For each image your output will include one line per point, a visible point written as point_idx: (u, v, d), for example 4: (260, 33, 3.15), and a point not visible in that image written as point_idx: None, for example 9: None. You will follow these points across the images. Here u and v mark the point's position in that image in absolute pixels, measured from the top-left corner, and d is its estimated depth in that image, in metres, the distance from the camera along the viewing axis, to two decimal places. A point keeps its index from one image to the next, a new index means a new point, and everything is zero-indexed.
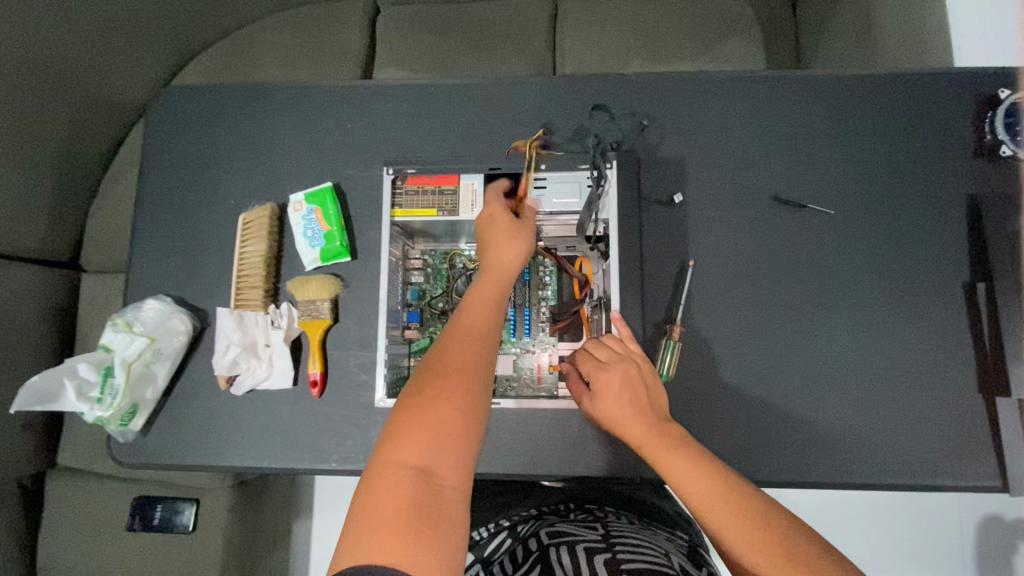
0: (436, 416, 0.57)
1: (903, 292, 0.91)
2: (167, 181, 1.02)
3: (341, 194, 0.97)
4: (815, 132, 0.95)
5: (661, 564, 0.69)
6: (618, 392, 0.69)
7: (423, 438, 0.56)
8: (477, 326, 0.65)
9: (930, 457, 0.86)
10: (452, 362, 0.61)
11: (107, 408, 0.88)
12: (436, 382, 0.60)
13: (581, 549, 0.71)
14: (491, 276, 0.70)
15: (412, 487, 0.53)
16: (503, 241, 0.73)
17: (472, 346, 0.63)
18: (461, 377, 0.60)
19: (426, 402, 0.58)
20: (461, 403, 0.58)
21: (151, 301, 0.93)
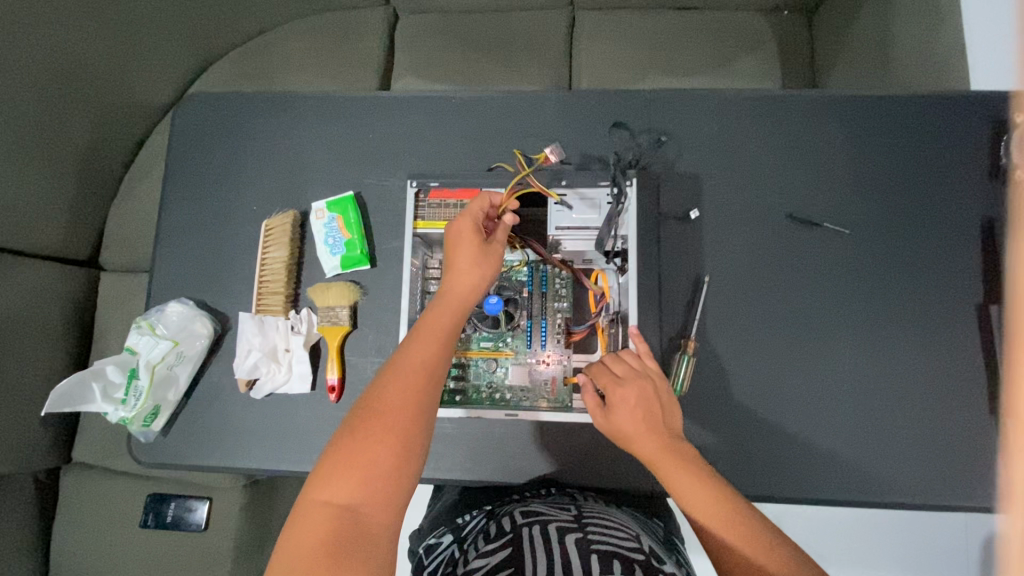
0: (367, 455, 0.60)
1: (917, 312, 0.91)
2: (192, 186, 1.04)
3: (361, 202, 0.99)
4: (831, 151, 0.96)
5: (632, 547, 0.68)
6: (632, 408, 0.70)
7: (353, 477, 0.59)
8: (423, 360, 0.68)
9: (940, 478, 0.86)
10: (391, 399, 0.64)
11: (130, 409, 0.90)
12: (372, 420, 0.62)
13: (553, 531, 0.70)
14: (445, 306, 0.73)
15: (334, 526, 0.56)
16: (462, 269, 0.75)
17: (415, 381, 0.66)
18: (398, 415, 0.63)
19: (360, 439, 0.61)
20: (394, 441, 0.61)
21: (174, 305, 0.96)
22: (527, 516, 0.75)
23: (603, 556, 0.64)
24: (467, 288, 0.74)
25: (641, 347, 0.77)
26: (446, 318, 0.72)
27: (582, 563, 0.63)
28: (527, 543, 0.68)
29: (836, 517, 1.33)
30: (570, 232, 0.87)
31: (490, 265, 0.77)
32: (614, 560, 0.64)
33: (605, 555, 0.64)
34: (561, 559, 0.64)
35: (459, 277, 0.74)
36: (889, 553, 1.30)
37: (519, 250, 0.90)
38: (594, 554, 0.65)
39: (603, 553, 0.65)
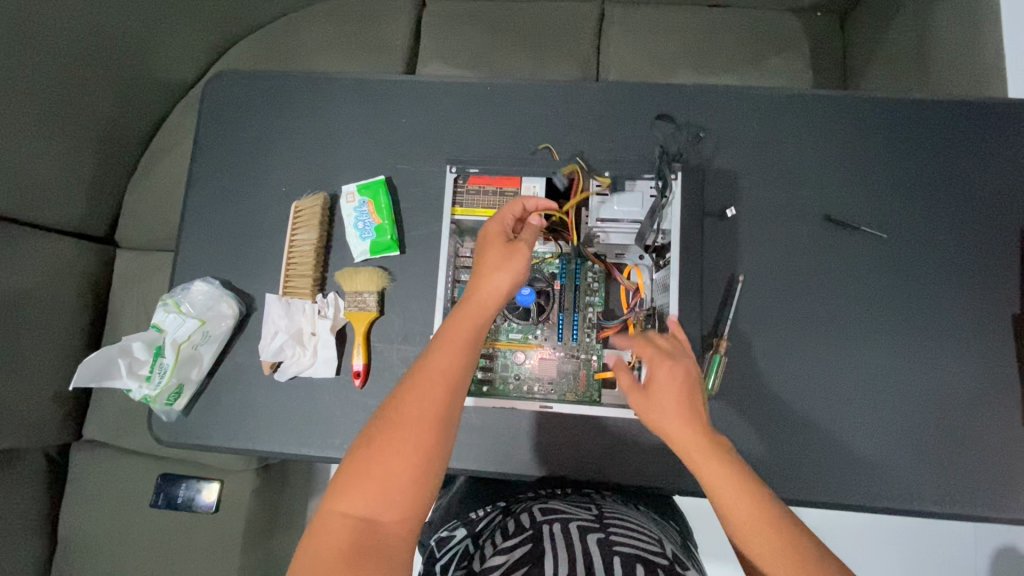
0: (383, 469, 0.57)
1: (953, 320, 0.90)
2: (220, 164, 1.02)
3: (392, 187, 0.97)
4: (870, 155, 0.95)
5: (655, 550, 0.66)
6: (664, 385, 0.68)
7: (371, 489, 0.56)
8: (445, 367, 0.62)
9: (971, 488, 0.85)
10: (409, 409, 0.60)
11: (154, 387, 0.89)
12: (389, 431, 0.59)
13: (575, 528, 0.68)
14: (471, 306, 0.67)
15: (352, 539, 0.54)
16: (491, 266, 0.69)
17: (434, 391, 0.61)
18: (416, 428, 0.59)
19: (377, 451, 0.58)
20: (413, 455, 0.58)
21: (200, 284, 0.94)
22: (546, 513, 0.72)
23: (626, 555, 0.62)
24: (494, 290, 0.67)
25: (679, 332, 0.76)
26: (470, 320, 0.66)
27: (606, 562, 0.60)
28: (547, 539, 0.65)
29: (849, 524, 1.32)
30: (609, 224, 0.86)
31: (524, 266, 0.69)
32: (638, 562, 0.61)
33: (628, 555, 0.62)
34: (584, 558, 0.61)
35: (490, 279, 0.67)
36: (902, 561, 1.29)
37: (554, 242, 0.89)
38: (618, 555, 0.62)
39: (625, 553, 0.62)
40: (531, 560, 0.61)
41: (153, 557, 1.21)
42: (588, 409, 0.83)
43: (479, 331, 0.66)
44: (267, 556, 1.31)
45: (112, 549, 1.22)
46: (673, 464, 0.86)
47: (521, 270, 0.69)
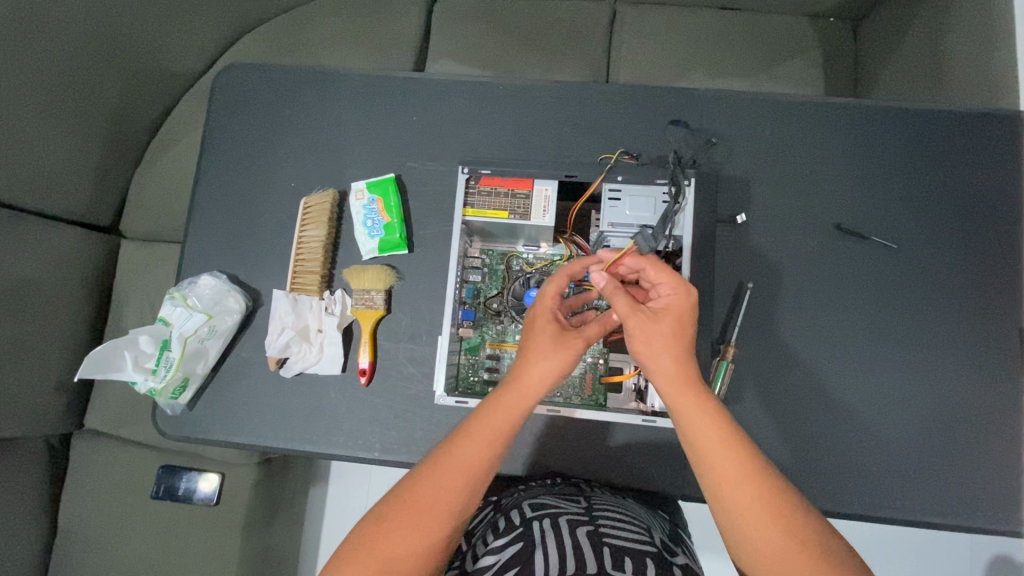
0: (388, 553, 0.56)
1: (959, 332, 0.90)
2: (229, 158, 1.02)
3: (401, 185, 0.97)
4: (882, 164, 0.94)
5: (645, 541, 0.65)
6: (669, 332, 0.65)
7: (370, 567, 0.55)
8: (467, 461, 0.60)
9: (973, 499, 0.85)
10: (422, 499, 0.58)
11: (160, 380, 0.89)
12: (398, 514, 0.57)
13: (565, 524, 0.66)
14: (505, 396, 0.64)
15: None
16: (539, 352, 0.66)
17: (457, 483, 0.59)
18: (428, 520, 0.57)
19: (384, 532, 0.57)
20: (419, 545, 0.56)
21: (207, 278, 0.94)
22: (536, 508, 0.71)
23: (617, 553, 0.61)
24: (531, 383, 0.64)
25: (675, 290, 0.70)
26: (503, 414, 0.63)
27: (597, 560, 0.61)
28: (539, 539, 0.64)
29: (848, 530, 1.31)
30: (620, 229, 0.85)
31: (570, 360, 0.66)
32: (628, 557, 0.61)
33: (618, 549, 0.62)
34: (576, 555, 0.61)
35: (537, 368, 0.65)
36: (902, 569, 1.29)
37: (563, 244, 0.90)
38: (608, 548, 0.62)
39: (616, 551, 0.62)
40: (523, 566, 0.60)
41: (153, 549, 1.21)
42: (595, 413, 0.83)
43: (510, 427, 0.63)
44: (267, 549, 1.31)
45: (112, 539, 1.22)
46: (677, 470, 0.86)
47: (565, 363, 0.66)
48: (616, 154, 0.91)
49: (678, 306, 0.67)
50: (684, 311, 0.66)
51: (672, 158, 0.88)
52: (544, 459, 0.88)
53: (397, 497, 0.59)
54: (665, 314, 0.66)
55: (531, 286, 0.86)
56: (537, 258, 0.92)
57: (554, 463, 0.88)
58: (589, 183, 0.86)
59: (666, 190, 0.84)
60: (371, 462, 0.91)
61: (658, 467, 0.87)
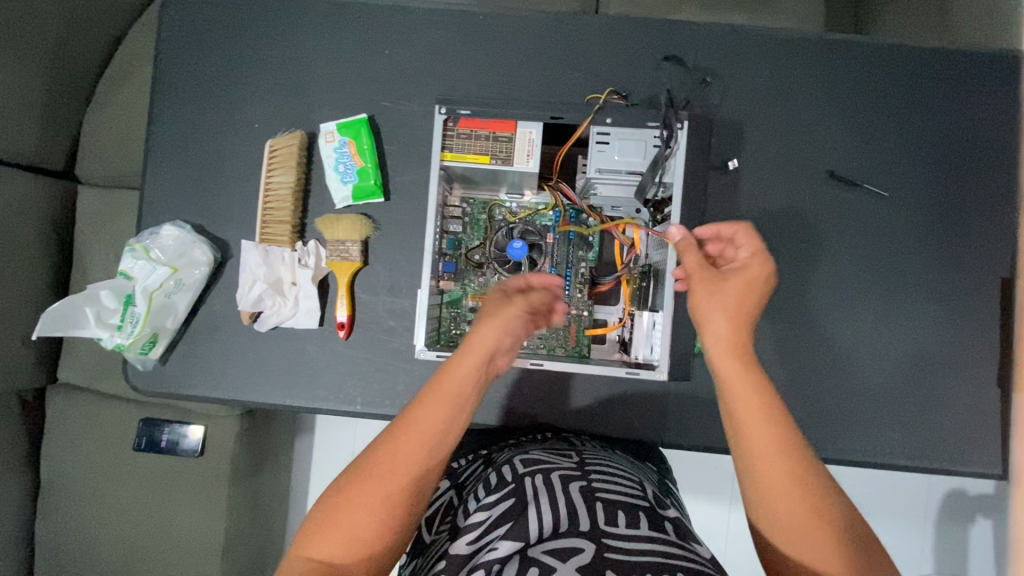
0: (350, 520, 0.55)
1: (945, 281, 0.90)
2: (184, 96, 0.93)
3: (375, 127, 0.91)
4: (881, 107, 0.90)
5: (637, 495, 0.64)
6: (719, 297, 0.63)
7: (336, 534, 0.55)
8: (423, 420, 0.60)
9: (943, 442, 0.88)
10: (382, 465, 0.57)
11: (127, 336, 0.85)
12: (361, 482, 0.57)
13: (557, 478, 0.65)
14: (463, 358, 0.63)
15: None
16: (481, 318, 0.66)
17: (412, 446, 0.58)
18: (390, 486, 0.56)
19: (344, 503, 0.56)
20: (378, 507, 0.56)
21: (169, 228, 0.88)
22: (527, 463, 0.68)
23: (609, 507, 0.60)
24: (484, 344, 0.63)
25: (753, 254, 0.67)
26: (461, 375, 0.62)
27: (590, 510, 0.60)
28: (532, 496, 0.61)
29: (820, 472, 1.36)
30: (608, 177, 0.77)
31: (513, 323, 0.65)
32: (621, 509, 0.60)
33: (610, 501, 0.61)
34: (567, 508, 0.60)
35: (481, 331, 0.64)
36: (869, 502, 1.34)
37: (548, 192, 0.85)
38: (600, 501, 0.61)
39: (608, 503, 0.61)
40: (515, 522, 0.58)
41: (140, 500, 1.22)
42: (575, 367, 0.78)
43: (470, 387, 0.62)
44: (255, 496, 1.32)
45: (98, 490, 1.22)
46: (658, 418, 0.87)
47: (507, 328, 0.65)
48: (606, 95, 0.85)
49: (749, 271, 0.66)
50: (752, 280, 0.65)
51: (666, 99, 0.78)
52: (527, 409, 0.88)
53: (356, 464, 0.59)
54: (730, 274, 0.66)
55: (515, 237, 0.83)
56: (521, 207, 0.88)
57: (537, 412, 0.88)
58: (576, 127, 0.79)
59: (658, 133, 0.75)
60: (354, 415, 0.91)
61: (639, 417, 0.87)
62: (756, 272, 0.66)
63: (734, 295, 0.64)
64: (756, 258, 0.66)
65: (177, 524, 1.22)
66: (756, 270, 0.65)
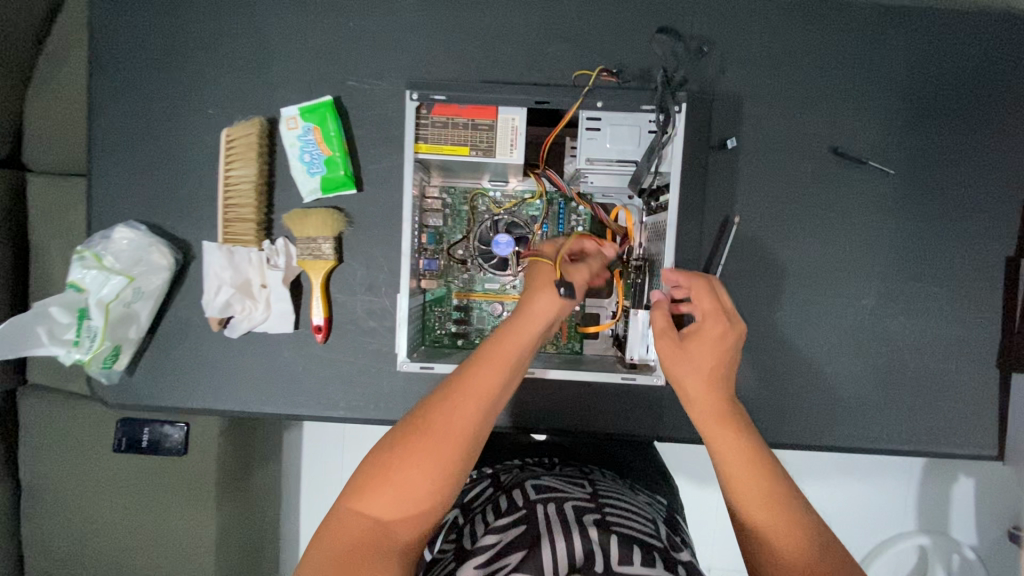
0: (404, 476, 0.50)
1: (949, 262, 0.86)
2: (127, 78, 0.84)
3: (342, 109, 0.82)
4: (890, 75, 0.84)
5: (653, 534, 0.57)
6: (690, 365, 0.62)
7: (390, 493, 0.50)
8: (486, 382, 0.54)
9: (942, 427, 0.86)
10: (438, 421, 0.52)
11: (85, 352, 0.78)
12: (416, 437, 0.52)
13: (570, 509, 0.57)
14: (528, 322, 0.58)
15: (364, 540, 0.49)
16: (547, 281, 0.61)
17: (470, 406, 0.53)
18: (449, 444, 0.51)
19: (397, 458, 0.51)
20: (436, 471, 0.51)
21: (121, 232, 0.81)
22: (539, 489, 0.62)
23: (627, 542, 0.53)
24: (552, 309, 0.58)
25: (708, 309, 0.64)
26: (524, 338, 0.57)
27: (607, 545, 0.52)
28: (545, 527, 0.54)
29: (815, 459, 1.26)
30: (602, 168, 0.71)
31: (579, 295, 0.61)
32: (640, 546, 0.53)
33: (627, 536, 0.54)
34: (583, 543, 0.52)
35: (548, 296, 0.59)
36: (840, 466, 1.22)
37: (534, 178, 0.78)
38: (616, 535, 0.54)
39: (626, 538, 0.53)
40: (529, 552, 0.51)
41: (124, 502, 1.19)
42: (575, 373, 0.74)
43: (529, 350, 0.57)
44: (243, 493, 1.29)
45: (79, 494, 1.19)
46: (654, 413, 0.84)
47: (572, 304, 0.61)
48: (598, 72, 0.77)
49: (707, 332, 0.63)
50: (716, 339, 0.63)
51: (660, 79, 0.70)
52: (519, 408, 0.85)
53: (410, 420, 0.53)
54: (693, 337, 0.64)
55: (500, 231, 0.78)
56: (506, 196, 0.81)
57: (528, 411, 0.85)
58: (564, 112, 0.71)
59: (653, 118, 0.69)
60: (338, 421, 0.87)
61: (634, 412, 0.84)
62: (721, 329, 0.63)
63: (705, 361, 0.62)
64: (716, 316, 0.64)
65: (167, 526, 1.19)
66: (734, 337, 0.63)
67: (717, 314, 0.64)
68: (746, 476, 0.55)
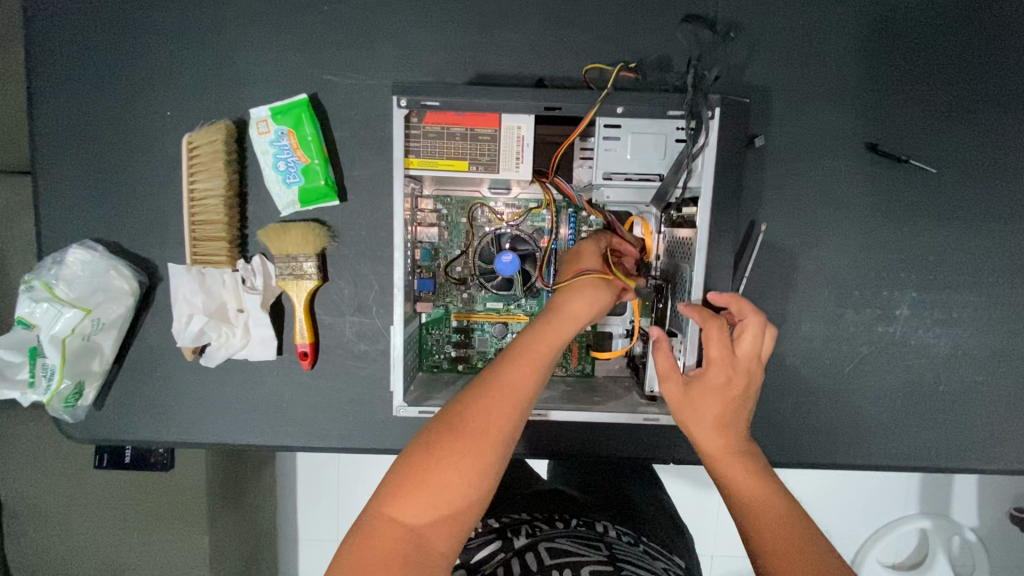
0: (443, 479, 0.43)
1: (990, 268, 0.78)
2: (71, 76, 0.73)
3: (319, 110, 0.73)
4: (936, 61, 0.75)
5: None
6: (698, 418, 0.55)
7: (425, 497, 0.43)
8: (520, 381, 0.48)
9: (972, 443, 0.81)
10: (479, 418, 0.46)
11: (43, 393, 0.70)
12: (455, 435, 0.45)
13: (589, 573, 0.52)
14: (564, 318, 0.53)
15: (399, 552, 0.41)
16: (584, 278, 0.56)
17: (511, 405, 0.47)
18: (491, 443, 0.45)
19: (433, 459, 0.44)
20: (474, 474, 0.44)
21: (73, 256, 0.72)
22: (554, 553, 0.56)
23: None
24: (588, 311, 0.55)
25: (716, 356, 0.55)
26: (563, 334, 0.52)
27: None
28: None
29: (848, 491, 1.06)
30: (623, 181, 0.62)
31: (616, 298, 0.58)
32: None
33: None
34: None
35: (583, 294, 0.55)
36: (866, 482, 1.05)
37: (540, 187, 0.69)
38: None
39: None
40: None
41: None
42: (590, 415, 0.66)
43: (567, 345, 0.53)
44: None
45: None
46: (671, 439, 0.78)
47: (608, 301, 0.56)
48: (614, 67, 0.69)
49: (718, 381, 0.55)
50: (726, 390, 0.55)
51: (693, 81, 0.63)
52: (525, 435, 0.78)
53: (445, 417, 0.47)
54: (703, 386, 0.55)
55: (504, 246, 0.69)
56: (508, 206, 0.72)
57: (536, 438, 0.78)
58: (580, 117, 0.62)
59: (682, 124, 0.61)
60: (329, 452, 0.80)
61: (649, 436, 0.78)
62: (734, 377, 0.55)
63: (717, 414, 0.54)
64: (722, 362, 0.55)
65: None
66: (742, 377, 0.55)
67: (724, 362, 0.55)
68: (779, 544, 0.47)
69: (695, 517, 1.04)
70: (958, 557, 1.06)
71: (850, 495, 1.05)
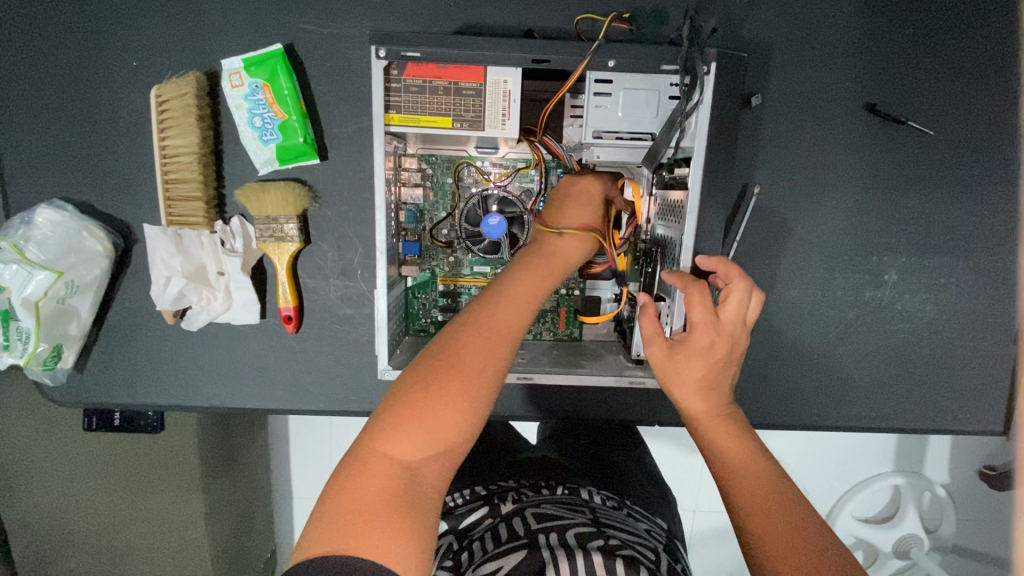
0: (437, 413, 0.42)
1: (982, 233, 0.78)
2: (26, 21, 0.68)
3: (296, 61, 0.69)
4: (941, 16, 0.72)
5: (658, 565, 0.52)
6: (682, 381, 0.54)
7: (419, 430, 0.41)
8: (509, 318, 0.48)
9: (949, 405, 0.83)
10: (472, 353, 0.45)
11: (18, 356, 0.68)
12: (448, 369, 0.44)
13: (574, 536, 0.52)
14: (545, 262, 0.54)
15: (394, 488, 0.39)
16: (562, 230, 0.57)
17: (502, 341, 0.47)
18: (484, 378, 0.44)
19: (426, 395, 0.43)
20: (467, 408, 0.43)
21: (41, 215, 0.69)
22: (541, 519, 0.57)
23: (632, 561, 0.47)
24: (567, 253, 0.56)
25: (699, 318, 0.55)
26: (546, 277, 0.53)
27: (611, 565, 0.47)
28: (546, 549, 0.49)
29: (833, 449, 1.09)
30: (613, 141, 0.60)
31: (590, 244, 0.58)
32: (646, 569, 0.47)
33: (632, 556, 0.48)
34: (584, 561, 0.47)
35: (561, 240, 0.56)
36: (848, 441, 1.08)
37: (528, 147, 0.66)
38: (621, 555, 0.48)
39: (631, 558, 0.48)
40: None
41: None
42: (578, 377, 0.66)
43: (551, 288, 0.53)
44: None
45: None
46: (657, 400, 0.79)
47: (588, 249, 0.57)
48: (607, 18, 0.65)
49: (701, 344, 0.54)
50: (709, 352, 0.54)
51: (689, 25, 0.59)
52: (512, 397, 0.79)
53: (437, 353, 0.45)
54: (686, 347, 0.55)
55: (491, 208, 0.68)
56: (495, 166, 0.70)
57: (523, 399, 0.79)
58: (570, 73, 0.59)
59: (676, 80, 0.58)
60: (317, 414, 0.80)
61: (635, 398, 0.79)
62: (717, 340, 0.54)
63: (701, 375, 0.54)
64: (705, 325, 0.54)
65: None
66: (726, 341, 0.54)
67: (707, 326, 0.54)
68: (757, 500, 0.47)
69: (678, 476, 1.07)
70: (927, 510, 1.09)
71: (829, 454, 1.09)
